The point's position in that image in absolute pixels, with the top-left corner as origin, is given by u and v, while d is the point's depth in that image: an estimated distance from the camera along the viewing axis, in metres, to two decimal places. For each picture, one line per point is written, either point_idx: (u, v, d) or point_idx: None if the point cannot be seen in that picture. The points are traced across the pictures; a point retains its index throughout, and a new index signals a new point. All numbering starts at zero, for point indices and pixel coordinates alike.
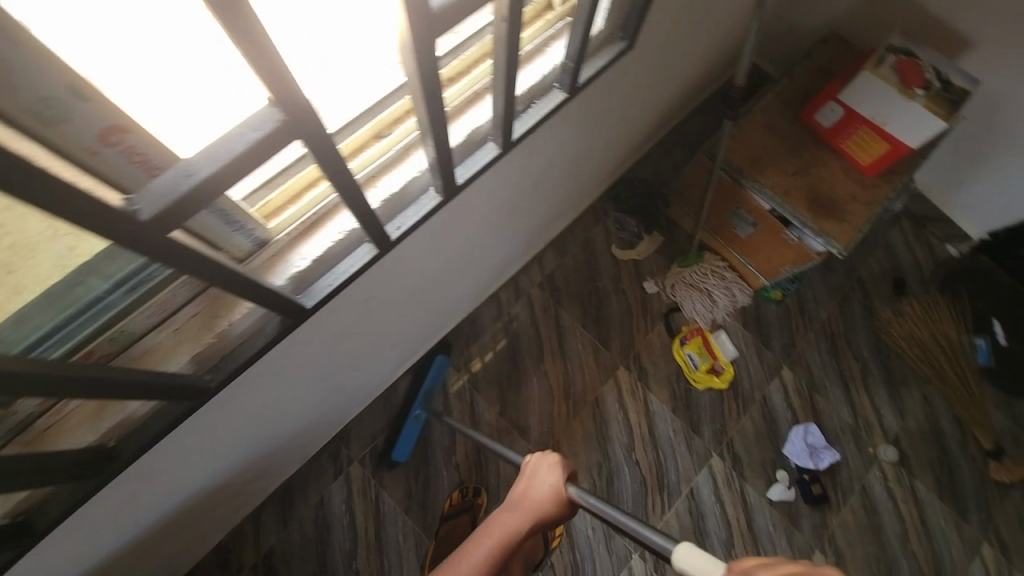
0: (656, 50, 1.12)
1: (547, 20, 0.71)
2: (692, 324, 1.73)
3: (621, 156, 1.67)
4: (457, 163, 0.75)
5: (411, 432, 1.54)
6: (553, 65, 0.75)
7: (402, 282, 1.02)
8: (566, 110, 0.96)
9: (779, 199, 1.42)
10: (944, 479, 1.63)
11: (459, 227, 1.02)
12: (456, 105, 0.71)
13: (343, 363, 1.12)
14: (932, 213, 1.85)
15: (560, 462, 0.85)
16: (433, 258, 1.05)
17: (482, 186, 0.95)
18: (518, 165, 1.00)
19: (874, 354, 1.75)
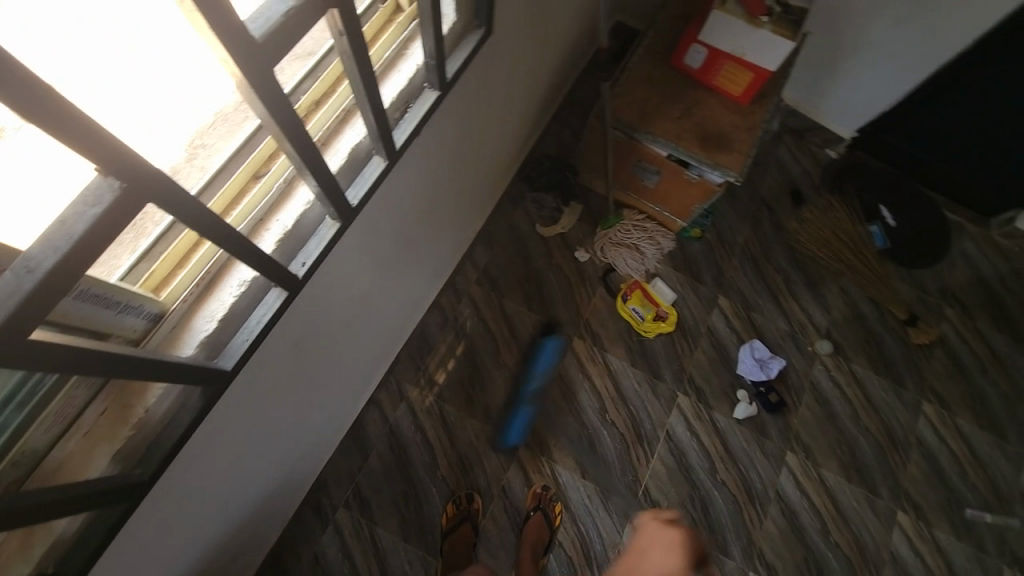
0: (519, 31, 1.14)
1: (400, 22, 0.70)
2: (629, 280, 1.81)
3: (521, 138, 1.70)
4: (347, 185, 0.74)
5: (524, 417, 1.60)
6: (417, 66, 0.75)
7: (330, 316, 0.99)
8: (445, 105, 0.95)
9: (673, 143, 1.50)
10: (876, 355, 1.81)
11: (372, 246, 1.00)
12: (322, 135, 0.69)
13: (293, 412, 1.07)
14: (808, 124, 2.03)
15: (682, 540, 0.95)
16: (356, 284, 1.03)
17: (383, 200, 0.94)
18: (414, 170, 0.99)
19: (792, 263, 1.90)
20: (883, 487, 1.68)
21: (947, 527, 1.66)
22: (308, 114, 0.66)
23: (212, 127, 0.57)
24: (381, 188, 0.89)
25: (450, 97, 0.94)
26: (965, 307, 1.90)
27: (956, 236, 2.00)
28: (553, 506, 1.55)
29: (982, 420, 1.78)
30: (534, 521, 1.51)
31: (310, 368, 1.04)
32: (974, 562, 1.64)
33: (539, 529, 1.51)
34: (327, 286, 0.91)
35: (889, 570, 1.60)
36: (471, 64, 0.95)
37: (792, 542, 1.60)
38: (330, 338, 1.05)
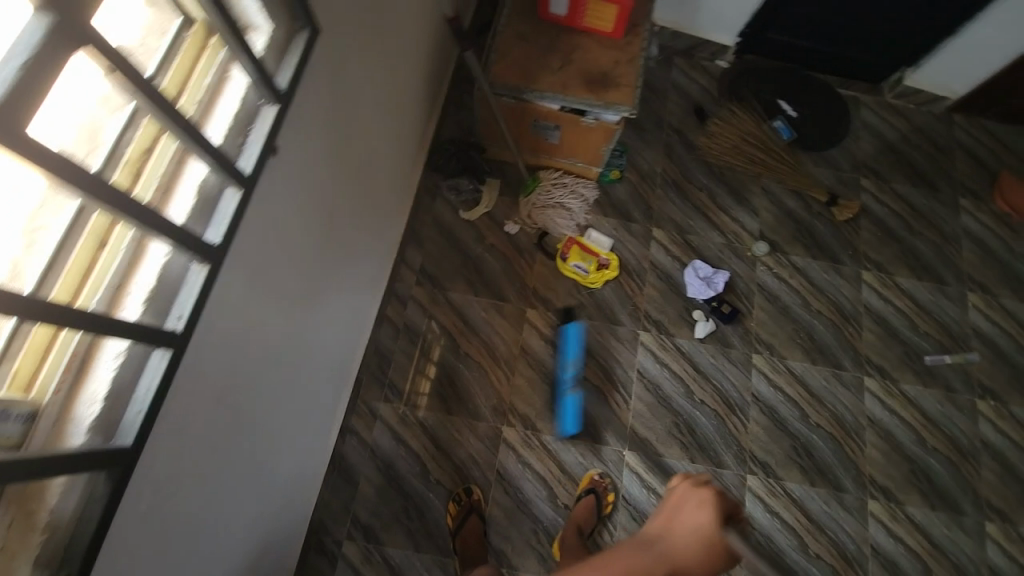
0: (365, 14, 1.07)
1: (211, 50, 0.67)
2: (564, 238, 1.81)
3: (416, 129, 1.66)
4: (204, 227, 0.70)
5: (570, 406, 1.60)
6: (242, 87, 0.72)
7: (246, 359, 0.93)
8: (296, 108, 0.88)
9: (562, 94, 1.49)
10: (808, 241, 1.89)
11: (270, 276, 0.93)
12: (156, 195, 0.64)
13: (245, 465, 1.02)
14: (692, 42, 2.06)
15: (711, 500, 0.90)
16: (266, 318, 0.96)
17: (265, 225, 0.87)
18: (290, 185, 0.92)
19: (711, 177, 1.95)
20: (845, 360, 1.76)
21: (912, 378, 1.76)
22: (133, 179, 0.61)
23: (42, 208, 0.54)
24: (248, 210, 0.81)
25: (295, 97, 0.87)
26: (879, 174, 1.99)
27: (854, 109, 2.08)
28: (607, 497, 1.56)
29: (919, 272, 1.88)
30: (584, 500, 1.53)
31: (244, 418, 0.97)
32: (945, 403, 1.74)
33: (588, 510, 1.51)
34: (229, 332, 0.84)
35: (871, 433, 1.70)
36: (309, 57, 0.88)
37: (778, 436, 1.67)
38: (257, 380, 0.99)
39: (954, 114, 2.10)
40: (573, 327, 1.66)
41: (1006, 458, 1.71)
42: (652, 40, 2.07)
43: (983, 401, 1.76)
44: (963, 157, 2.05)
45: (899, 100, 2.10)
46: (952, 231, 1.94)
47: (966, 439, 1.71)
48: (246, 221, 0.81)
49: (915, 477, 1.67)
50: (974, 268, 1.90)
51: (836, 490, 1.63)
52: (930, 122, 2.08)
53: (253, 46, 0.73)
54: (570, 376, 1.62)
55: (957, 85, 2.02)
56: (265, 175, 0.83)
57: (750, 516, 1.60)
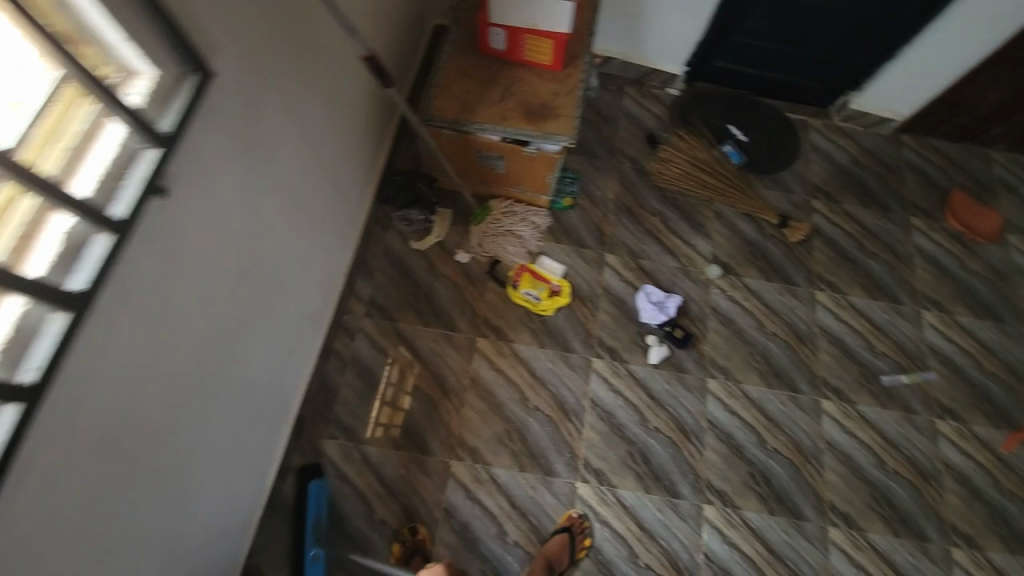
0: (293, 50, 1.07)
1: (87, 103, 0.67)
2: (515, 266, 1.81)
3: (365, 162, 1.67)
4: (68, 274, 0.69)
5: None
6: (119, 135, 0.72)
7: (144, 401, 0.89)
8: (199, 145, 0.86)
9: (501, 126, 1.51)
10: (762, 263, 1.89)
11: (174, 314, 0.90)
12: (11, 250, 0.63)
13: (150, 513, 0.97)
14: (642, 71, 2.10)
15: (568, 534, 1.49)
16: (171, 358, 0.93)
17: (163, 263, 0.85)
18: (194, 220, 0.90)
19: (663, 202, 1.96)
20: (801, 382, 1.74)
21: (870, 400, 1.73)
22: None
23: None
24: (133, 249, 0.78)
25: (194, 134, 0.85)
26: (830, 195, 2.01)
27: (803, 132, 2.11)
28: (581, 539, 1.51)
29: (873, 292, 1.87)
30: (557, 536, 1.48)
31: (145, 463, 0.93)
32: (904, 425, 1.71)
33: (561, 548, 1.46)
34: (118, 375, 0.81)
35: (830, 457, 1.66)
36: (212, 94, 0.86)
37: (735, 463, 1.64)
38: (161, 424, 0.94)
39: (902, 135, 2.14)
40: (313, 486, 1.48)
41: (970, 480, 1.67)
42: (593, 70, 2.11)
43: (943, 421, 1.73)
44: (913, 176, 2.07)
45: (846, 122, 2.14)
46: (905, 250, 1.95)
47: (927, 461, 1.68)
48: (133, 260, 0.78)
49: (877, 502, 1.62)
50: (928, 286, 1.90)
51: (796, 518, 1.59)
52: (879, 143, 2.12)
53: (133, 94, 0.73)
54: (310, 535, 1.43)
55: (901, 107, 2.06)
56: (157, 213, 0.81)
57: (707, 549, 1.55)
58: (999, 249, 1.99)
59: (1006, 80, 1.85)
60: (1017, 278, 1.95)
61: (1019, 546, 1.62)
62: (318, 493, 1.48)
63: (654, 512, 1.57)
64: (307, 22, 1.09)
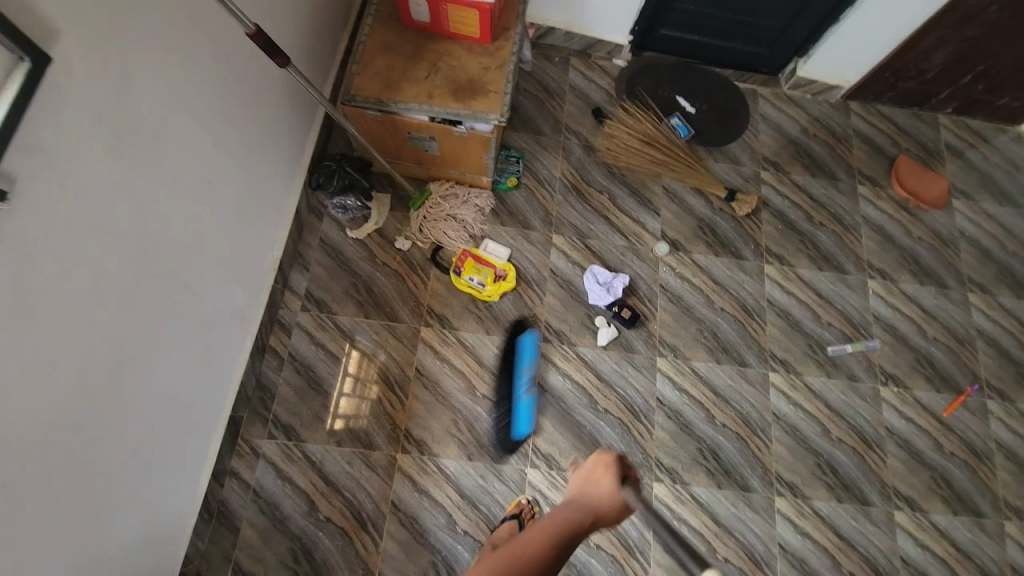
0: (162, 28, 0.97)
1: None
2: (458, 252, 1.74)
3: (291, 149, 1.58)
4: None
5: (527, 407, 1.56)
6: None
7: (17, 417, 0.84)
8: (39, 139, 0.79)
9: (427, 105, 1.44)
10: (710, 238, 1.87)
11: (41, 324, 0.85)
12: None
13: (42, 533, 0.93)
14: (587, 41, 2.02)
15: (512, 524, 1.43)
16: (42, 371, 0.87)
17: (12, 268, 0.79)
18: (51, 222, 0.83)
19: (611, 179, 1.91)
20: (749, 356, 1.74)
21: (816, 370, 1.75)
22: None
23: None
24: None
25: (32, 128, 0.78)
26: (778, 166, 1.99)
27: (753, 102, 2.07)
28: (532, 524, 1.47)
29: (819, 262, 1.88)
30: (506, 524, 1.43)
31: (30, 479, 0.89)
32: (848, 393, 1.74)
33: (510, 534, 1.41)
34: None
35: (777, 429, 1.68)
36: (46, 82, 0.78)
37: (683, 439, 1.64)
38: (42, 438, 0.90)
39: (849, 102, 2.11)
40: (529, 334, 1.63)
41: (912, 444, 1.71)
42: (535, 43, 2.02)
43: (886, 387, 1.76)
44: (861, 145, 2.06)
45: (795, 91, 2.10)
46: (851, 220, 1.95)
47: (870, 427, 1.71)
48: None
49: (822, 470, 1.66)
50: (873, 255, 1.91)
51: (743, 490, 1.61)
52: (827, 111, 2.09)
53: None
54: (526, 380, 1.58)
55: (848, 74, 2.02)
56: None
57: (657, 526, 1.56)
58: (944, 215, 2.00)
59: (948, 42, 1.83)
60: (960, 243, 1.97)
61: (957, 504, 1.67)
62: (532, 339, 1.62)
63: None
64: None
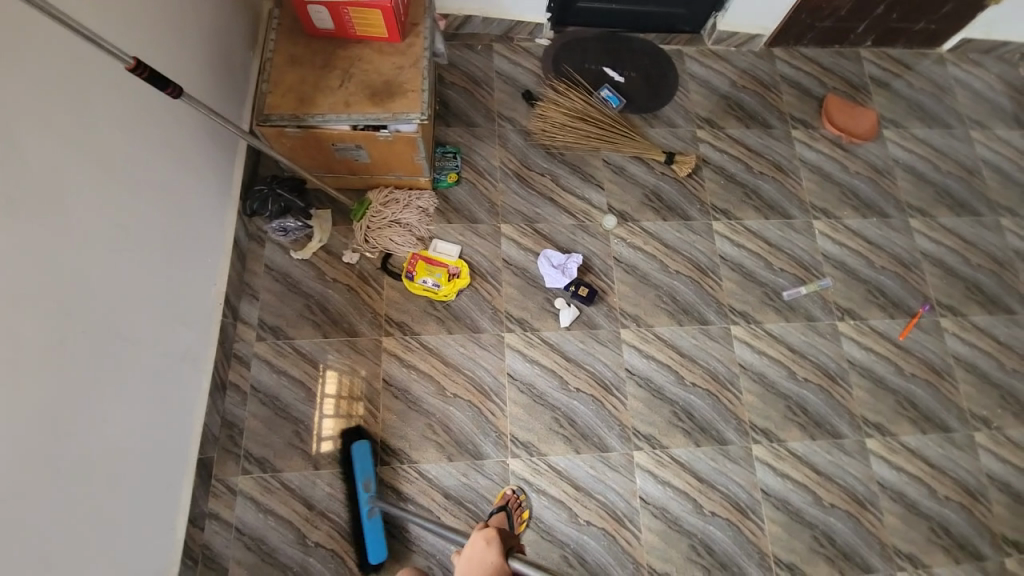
0: (37, 76, 0.93)
1: None
2: (408, 257, 1.73)
3: (216, 180, 1.54)
4: None
5: (375, 531, 1.44)
6: None
7: None
8: None
9: (346, 114, 1.41)
10: (657, 203, 1.88)
11: None
12: None
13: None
14: (506, 25, 2.00)
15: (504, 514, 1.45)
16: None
17: None
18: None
19: (551, 160, 1.90)
20: (710, 313, 1.78)
21: (775, 316, 1.79)
22: None
23: None
24: None
25: None
26: (712, 122, 2.01)
27: (680, 62, 2.08)
28: (519, 513, 1.50)
29: (765, 211, 1.91)
30: (497, 515, 1.43)
31: None
32: (808, 333, 1.79)
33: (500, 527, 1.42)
34: None
35: (745, 379, 1.72)
36: None
37: (656, 405, 1.67)
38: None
39: (773, 49, 2.14)
40: (359, 444, 1.50)
41: (874, 372, 1.77)
42: (454, 35, 2.00)
43: (843, 321, 1.81)
44: (789, 89, 2.09)
45: (719, 46, 2.12)
46: (790, 164, 1.98)
47: (833, 362, 1.76)
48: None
49: (793, 411, 1.70)
50: (815, 196, 1.95)
51: (720, 444, 1.65)
52: (753, 61, 2.11)
53: None
54: (366, 498, 1.46)
55: (765, 21, 2.04)
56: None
57: (642, 492, 1.59)
58: (877, 146, 2.05)
59: None
60: (896, 171, 2.02)
61: (924, 422, 1.74)
62: (363, 450, 1.50)
63: (586, 470, 1.59)
64: (49, 42, 0.95)
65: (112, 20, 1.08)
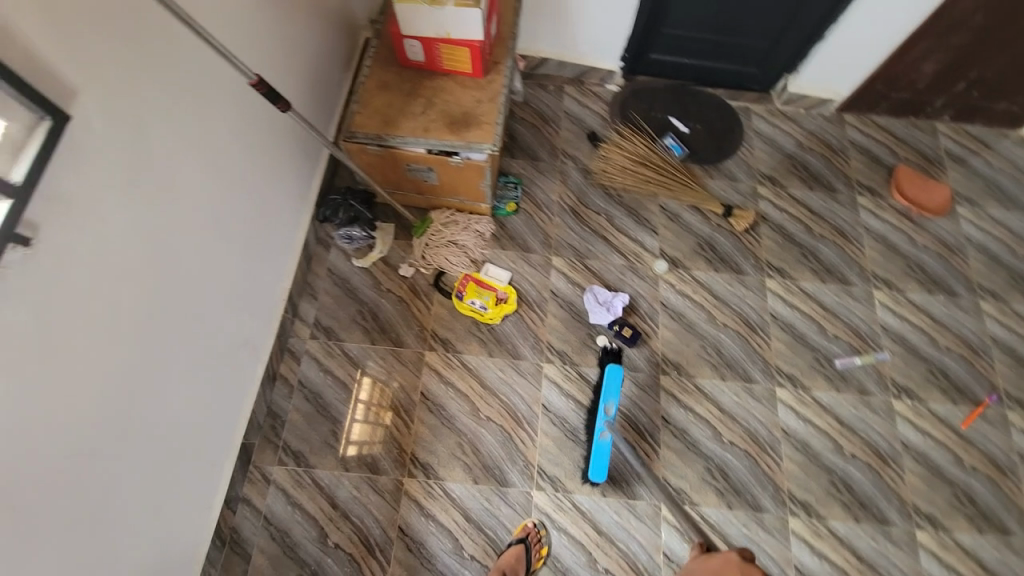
0: (174, 81, 1.06)
1: None
2: (460, 277, 1.79)
3: (299, 185, 1.66)
4: None
5: (604, 447, 1.57)
6: None
7: (42, 443, 0.90)
8: (67, 186, 0.88)
9: (424, 138, 1.52)
10: (709, 254, 1.88)
11: (71, 353, 0.93)
12: None
13: (60, 565, 0.97)
14: (580, 69, 2.10)
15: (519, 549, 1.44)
16: (61, 405, 0.93)
17: (40, 307, 0.86)
18: (77, 266, 0.91)
19: (608, 200, 1.95)
20: (755, 372, 1.73)
21: (825, 385, 1.73)
22: None
23: None
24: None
25: (59, 179, 0.86)
26: (775, 180, 2.01)
27: (746, 119, 2.10)
28: (538, 548, 1.48)
29: (822, 274, 1.87)
30: (511, 548, 1.43)
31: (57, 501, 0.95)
32: (860, 407, 1.71)
33: (517, 560, 1.41)
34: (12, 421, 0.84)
35: (787, 446, 1.65)
36: (69, 139, 0.87)
37: (691, 459, 1.63)
38: (63, 466, 0.95)
39: (845, 115, 2.13)
40: (616, 367, 1.65)
41: (930, 459, 1.66)
42: (528, 75, 2.11)
43: (899, 400, 1.72)
44: (858, 156, 2.07)
45: (788, 107, 2.13)
46: (853, 231, 1.94)
47: (885, 442, 1.67)
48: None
49: (836, 487, 1.62)
50: (878, 265, 1.89)
51: (754, 511, 1.58)
52: (822, 124, 2.11)
53: None
54: (607, 418, 1.59)
55: (838, 87, 2.06)
56: (21, 262, 0.82)
57: (666, 548, 1.53)
58: (949, 222, 1.98)
59: (940, 49, 1.84)
60: (968, 250, 1.94)
61: (982, 522, 1.60)
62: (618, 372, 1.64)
63: (611, 515, 1.56)
64: (187, 52, 1.08)
65: (238, 38, 1.23)
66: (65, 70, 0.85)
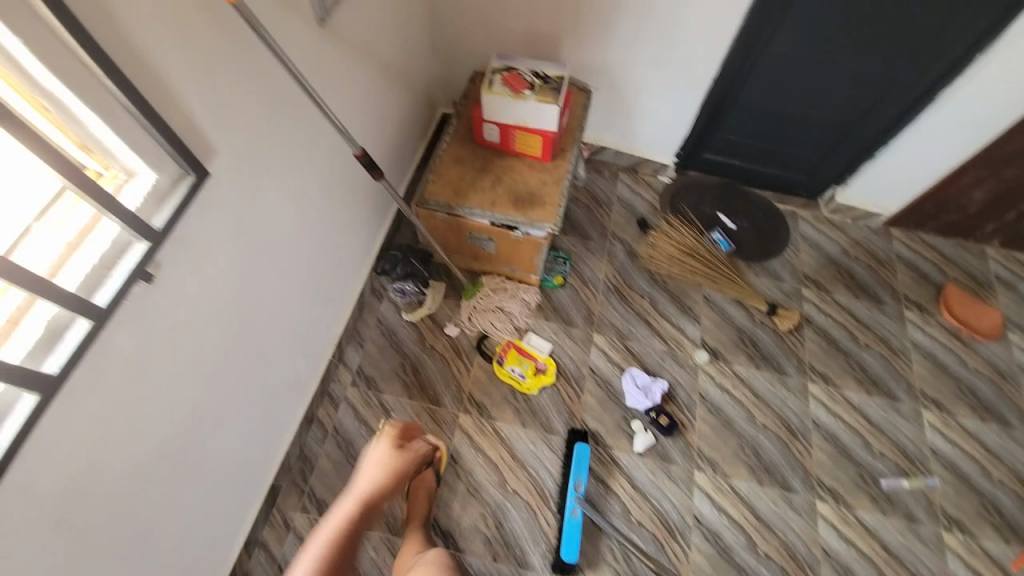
0: (289, 145, 1.20)
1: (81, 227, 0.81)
2: (502, 343, 1.83)
3: (365, 239, 1.78)
4: (44, 359, 0.78)
5: (574, 530, 1.52)
6: (111, 237, 0.84)
7: (113, 466, 0.95)
8: (190, 232, 0.98)
9: (489, 211, 1.62)
10: (751, 350, 1.88)
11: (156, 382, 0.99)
12: None
13: None
14: (635, 159, 2.23)
15: None
16: (137, 430, 0.98)
17: (143, 338, 0.93)
18: (179, 303, 0.99)
19: (653, 285, 2.00)
20: (796, 481, 1.66)
21: (869, 505, 1.64)
22: None
23: None
24: (115, 332, 0.88)
25: (186, 226, 0.97)
26: (820, 285, 2.03)
27: (793, 222, 2.17)
28: None
29: (868, 386, 1.83)
30: None
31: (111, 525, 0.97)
32: (907, 535, 1.61)
33: None
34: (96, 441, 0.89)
35: (827, 567, 1.55)
36: (201, 192, 0.98)
37: (722, 566, 1.55)
38: (123, 491, 0.98)
39: (892, 228, 2.17)
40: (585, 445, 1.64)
41: None
42: (586, 159, 2.25)
43: (950, 533, 1.62)
44: (905, 270, 2.08)
45: (835, 215, 2.19)
46: (900, 344, 1.92)
47: None
48: (111, 338, 0.87)
49: None
50: (926, 382, 1.85)
51: None
52: (869, 235, 2.16)
53: (130, 196, 0.86)
54: (576, 497, 1.56)
55: (886, 202, 2.12)
56: (140, 297, 0.91)
57: None
58: (1001, 348, 1.94)
59: (991, 179, 1.90)
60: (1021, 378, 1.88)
61: None
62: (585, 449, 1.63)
63: None
64: (304, 123, 1.22)
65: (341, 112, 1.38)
66: (212, 133, 0.97)
